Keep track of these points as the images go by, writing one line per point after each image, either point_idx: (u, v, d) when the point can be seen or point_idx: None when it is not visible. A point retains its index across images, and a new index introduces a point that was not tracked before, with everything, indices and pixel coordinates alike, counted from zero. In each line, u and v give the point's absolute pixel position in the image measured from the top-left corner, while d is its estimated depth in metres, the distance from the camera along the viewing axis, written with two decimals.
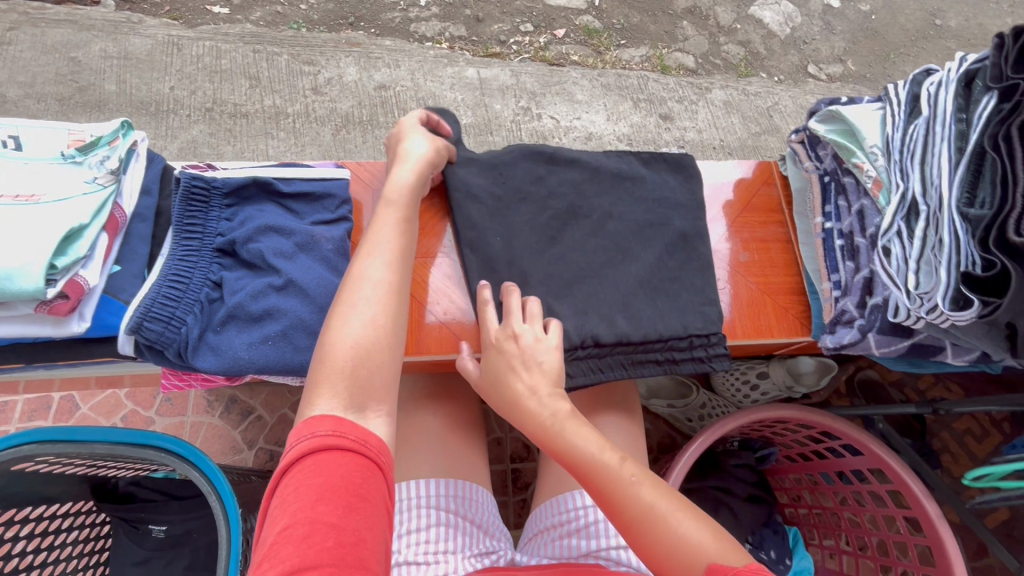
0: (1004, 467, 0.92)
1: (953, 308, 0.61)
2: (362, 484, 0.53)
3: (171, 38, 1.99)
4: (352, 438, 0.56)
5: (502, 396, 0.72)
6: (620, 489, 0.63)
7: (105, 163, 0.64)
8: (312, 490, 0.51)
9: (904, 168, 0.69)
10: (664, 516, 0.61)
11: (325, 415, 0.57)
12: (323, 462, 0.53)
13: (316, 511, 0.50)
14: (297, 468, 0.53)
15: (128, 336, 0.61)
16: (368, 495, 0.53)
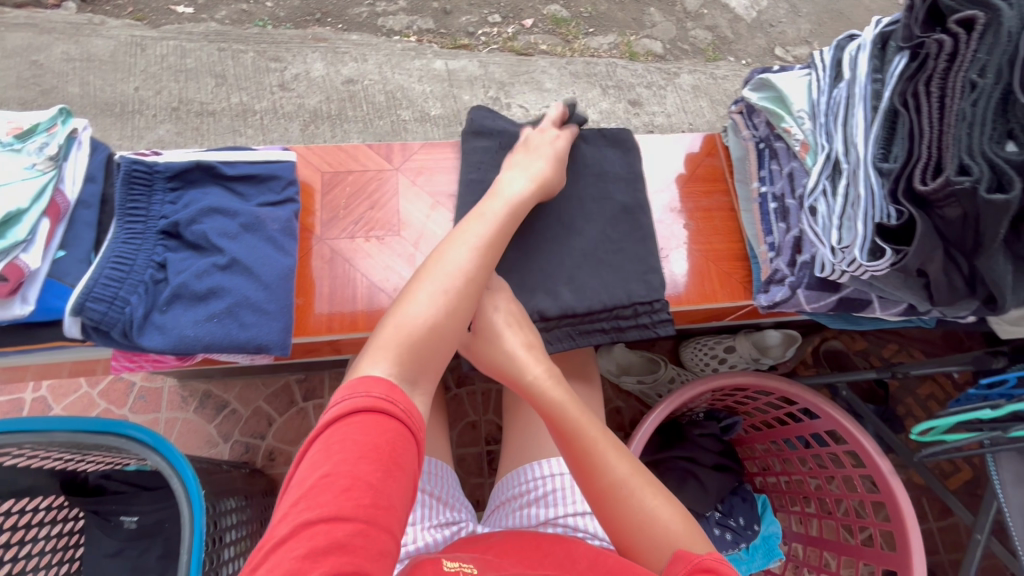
0: (948, 420, 0.95)
1: (870, 259, 0.63)
2: (403, 451, 0.53)
3: (134, 38, 1.98)
4: (401, 407, 0.56)
5: (491, 360, 0.75)
6: (602, 471, 0.67)
7: (44, 149, 0.65)
8: (357, 447, 0.51)
9: (828, 130, 0.72)
10: (640, 501, 0.65)
11: (380, 378, 0.57)
12: (372, 422, 0.53)
13: (356, 467, 0.50)
14: (347, 422, 0.53)
15: (74, 318, 0.62)
16: (404, 463, 0.53)
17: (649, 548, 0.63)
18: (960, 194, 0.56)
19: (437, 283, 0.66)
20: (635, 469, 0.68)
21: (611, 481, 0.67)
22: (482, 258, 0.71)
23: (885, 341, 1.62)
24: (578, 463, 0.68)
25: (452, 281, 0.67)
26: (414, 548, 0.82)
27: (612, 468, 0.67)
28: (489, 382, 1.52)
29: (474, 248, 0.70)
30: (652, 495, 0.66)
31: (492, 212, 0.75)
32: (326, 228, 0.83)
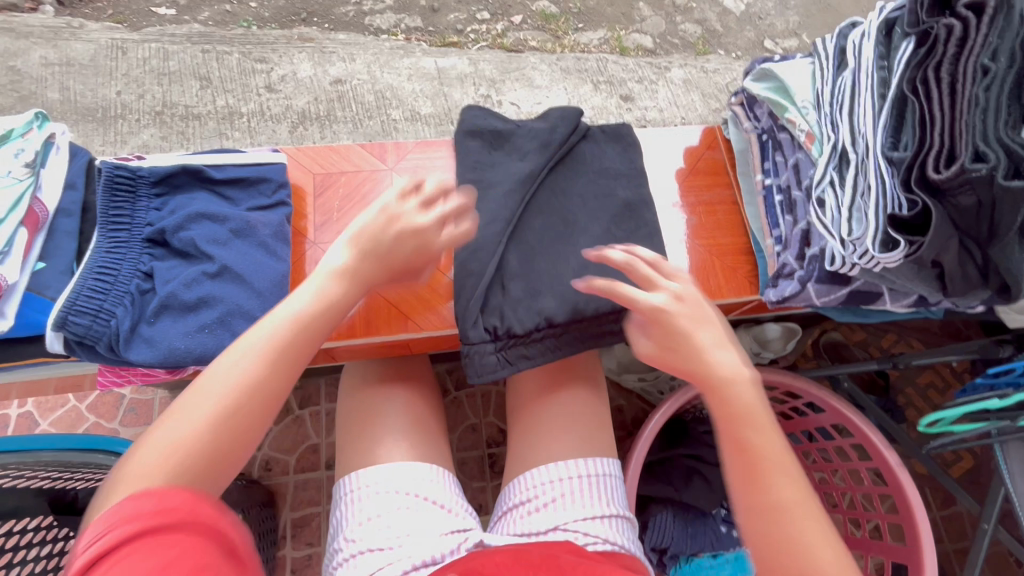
0: (956, 411, 0.94)
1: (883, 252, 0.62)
2: (202, 553, 0.47)
3: (115, 41, 1.93)
4: (181, 512, 0.47)
5: (678, 345, 0.65)
6: (769, 515, 0.55)
7: (20, 154, 0.62)
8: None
9: (835, 120, 0.70)
10: (812, 558, 0.53)
11: (144, 492, 0.48)
12: (151, 544, 0.45)
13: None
14: (115, 556, 0.44)
15: (56, 333, 0.59)
16: (214, 561, 0.47)
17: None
18: (976, 182, 0.55)
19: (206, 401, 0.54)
20: (808, 508, 0.55)
21: (771, 523, 0.55)
22: (268, 367, 0.57)
23: (884, 332, 1.62)
24: (739, 485, 0.58)
25: (220, 402, 0.54)
26: (420, 560, 0.80)
27: (773, 510, 0.55)
28: (488, 384, 1.50)
29: (261, 356, 0.57)
30: (825, 550, 0.53)
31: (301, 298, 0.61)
32: (320, 232, 0.80)
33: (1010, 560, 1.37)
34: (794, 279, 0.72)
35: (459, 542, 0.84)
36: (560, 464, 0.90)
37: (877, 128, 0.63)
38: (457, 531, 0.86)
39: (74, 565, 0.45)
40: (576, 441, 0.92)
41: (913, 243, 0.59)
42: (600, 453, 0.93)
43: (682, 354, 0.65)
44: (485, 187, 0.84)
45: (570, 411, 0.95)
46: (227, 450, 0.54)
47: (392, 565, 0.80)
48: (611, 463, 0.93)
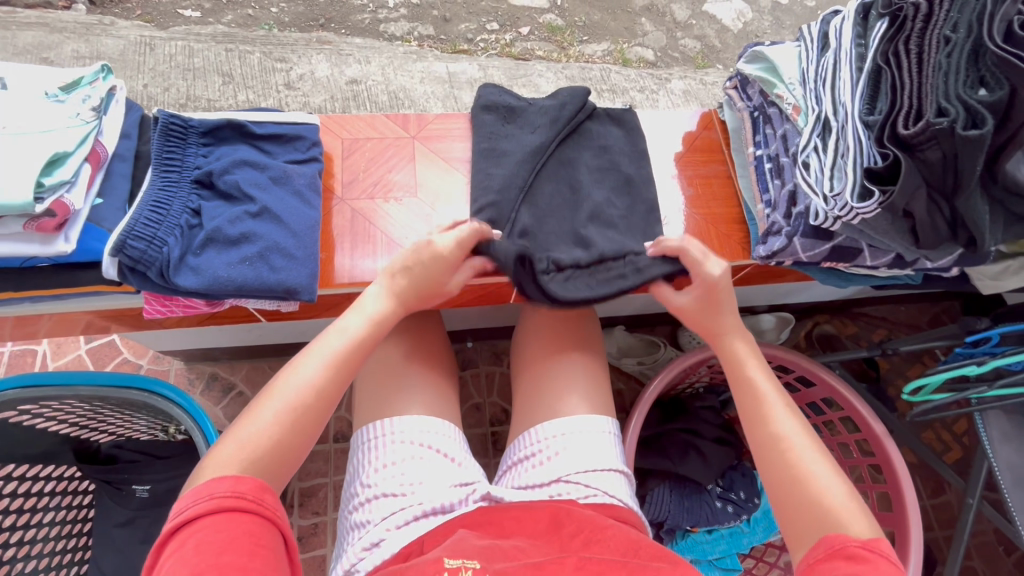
0: (935, 378, 0.99)
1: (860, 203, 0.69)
2: (262, 536, 0.57)
3: (143, 38, 2.03)
4: (249, 498, 0.58)
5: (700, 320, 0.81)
6: (772, 444, 0.71)
7: (87, 101, 0.69)
8: (214, 545, 0.54)
9: (818, 93, 0.78)
10: (802, 475, 0.67)
11: (224, 475, 0.59)
12: (221, 522, 0.56)
13: (219, 560, 0.53)
14: (196, 526, 0.55)
15: (112, 258, 0.65)
16: (268, 544, 0.56)
17: (805, 527, 0.65)
18: (940, 135, 0.62)
19: (281, 400, 0.66)
20: (803, 438, 0.70)
21: (773, 454, 0.70)
22: (332, 378, 0.69)
23: (875, 326, 1.68)
24: (749, 423, 0.75)
25: (294, 400, 0.66)
26: (431, 506, 0.85)
27: (773, 443, 0.71)
28: (492, 365, 1.55)
29: (323, 365, 0.69)
30: (817, 472, 0.67)
31: (354, 322, 0.73)
32: (346, 190, 0.87)
33: (997, 546, 1.41)
34: (781, 235, 0.79)
35: (467, 493, 0.89)
36: (561, 423, 0.94)
37: (855, 95, 0.70)
38: (465, 482, 0.90)
39: (165, 528, 0.56)
40: (579, 398, 0.97)
41: (884, 192, 0.66)
42: (601, 412, 0.97)
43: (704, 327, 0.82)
44: (499, 156, 0.91)
45: (575, 372, 1.00)
46: (303, 440, 0.66)
47: (404, 510, 0.85)
48: (610, 423, 0.98)
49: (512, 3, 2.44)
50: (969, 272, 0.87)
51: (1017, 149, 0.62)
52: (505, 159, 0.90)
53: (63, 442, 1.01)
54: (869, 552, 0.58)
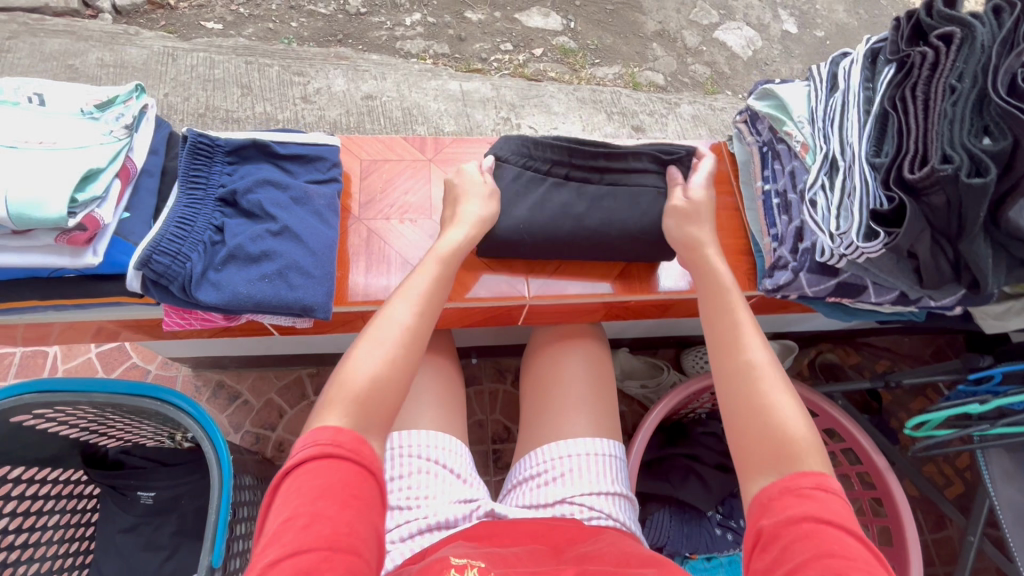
0: (938, 414, 1.00)
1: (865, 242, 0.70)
2: (358, 487, 0.61)
3: (167, 49, 2.08)
4: (347, 448, 0.62)
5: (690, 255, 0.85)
6: (746, 369, 0.71)
7: (120, 118, 0.71)
8: (313, 490, 0.59)
9: (826, 132, 0.80)
10: (770, 405, 0.68)
11: (328, 425, 0.64)
12: (323, 467, 0.60)
13: (315, 505, 0.58)
14: (301, 470, 0.60)
15: (137, 272, 0.67)
16: (361, 497, 0.61)
17: (762, 451, 0.65)
18: (944, 182, 0.64)
19: (378, 340, 0.71)
20: (773, 369, 0.71)
21: (741, 377, 0.71)
22: (419, 317, 0.76)
23: (878, 356, 1.69)
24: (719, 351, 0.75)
25: (393, 336, 0.72)
26: (435, 521, 0.87)
27: (743, 368, 0.72)
28: (496, 382, 1.56)
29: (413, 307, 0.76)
30: (784, 403, 0.68)
31: (428, 267, 0.81)
32: (363, 210, 0.89)
33: None
34: (787, 269, 0.81)
35: (470, 508, 0.89)
36: (565, 445, 0.95)
37: (862, 138, 0.72)
38: (467, 498, 0.91)
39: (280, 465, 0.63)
40: (585, 422, 0.97)
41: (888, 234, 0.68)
42: (605, 436, 0.97)
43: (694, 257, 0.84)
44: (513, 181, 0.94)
45: (581, 396, 1.00)
46: (409, 378, 0.72)
47: (410, 523, 0.87)
48: (615, 446, 0.98)
49: (526, 25, 2.50)
50: (972, 311, 0.88)
51: (1019, 198, 0.64)
52: (517, 185, 0.92)
53: (71, 446, 1.02)
54: (825, 495, 0.60)
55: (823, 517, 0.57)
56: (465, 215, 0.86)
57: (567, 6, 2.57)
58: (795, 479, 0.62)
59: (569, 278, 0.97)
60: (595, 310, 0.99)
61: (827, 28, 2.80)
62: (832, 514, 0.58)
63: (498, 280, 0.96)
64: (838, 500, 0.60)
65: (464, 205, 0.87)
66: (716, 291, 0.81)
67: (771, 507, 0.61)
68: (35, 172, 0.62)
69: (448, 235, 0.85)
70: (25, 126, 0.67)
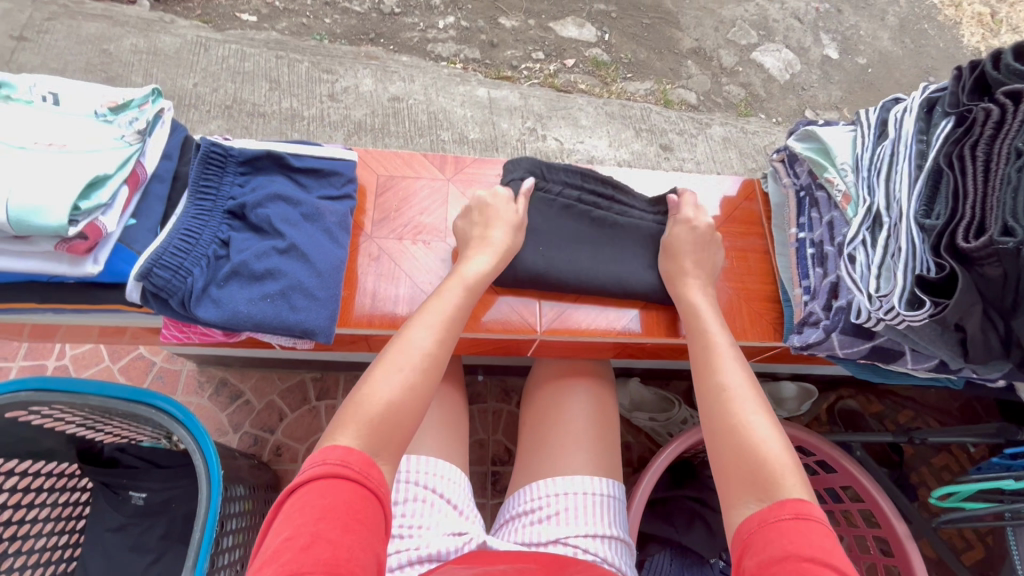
0: (968, 487, 0.93)
1: (908, 309, 0.65)
2: (362, 510, 0.57)
3: (200, 38, 2.09)
4: (354, 469, 0.58)
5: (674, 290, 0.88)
6: (721, 395, 0.72)
7: (134, 123, 0.69)
8: (314, 510, 0.55)
9: (871, 184, 0.75)
10: (743, 426, 0.68)
11: (337, 445, 0.60)
12: (328, 485, 0.57)
13: (317, 526, 0.53)
14: (304, 489, 0.56)
15: (136, 283, 0.64)
16: (367, 520, 0.56)
17: (732, 477, 0.65)
18: (1003, 254, 0.58)
19: (397, 365, 0.69)
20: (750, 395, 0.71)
21: (718, 404, 0.72)
22: (440, 341, 0.73)
23: (901, 406, 1.61)
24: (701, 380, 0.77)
25: (416, 357, 0.71)
26: (427, 552, 0.82)
27: (718, 394, 0.73)
28: (501, 402, 1.53)
29: (436, 329, 0.74)
30: (759, 426, 0.67)
31: (451, 292, 0.78)
32: (376, 227, 0.87)
33: None
34: (818, 327, 0.76)
35: (462, 541, 0.85)
36: (562, 482, 0.90)
37: (911, 197, 0.67)
38: (458, 530, 0.87)
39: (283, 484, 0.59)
40: (585, 460, 0.92)
41: (935, 303, 0.63)
42: (609, 477, 0.91)
43: (678, 291, 0.87)
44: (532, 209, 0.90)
45: (584, 432, 0.94)
46: (424, 407, 0.69)
47: (401, 552, 0.83)
48: (616, 484, 0.92)
49: (560, 35, 2.46)
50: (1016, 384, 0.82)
51: None
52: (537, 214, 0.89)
53: (67, 442, 1.00)
54: (804, 525, 0.56)
55: (805, 554, 0.53)
56: (491, 235, 0.83)
57: (602, 18, 2.53)
58: (778, 511, 0.58)
59: (584, 312, 0.92)
60: (605, 347, 0.94)
61: (870, 55, 2.70)
62: (806, 544, 0.54)
63: (511, 306, 0.91)
64: (817, 525, 0.56)
65: (493, 221, 0.84)
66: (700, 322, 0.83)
67: (751, 544, 0.58)
68: (40, 177, 0.60)
69: (470, 249, 0.83)
70: (37, 127, 0.65)
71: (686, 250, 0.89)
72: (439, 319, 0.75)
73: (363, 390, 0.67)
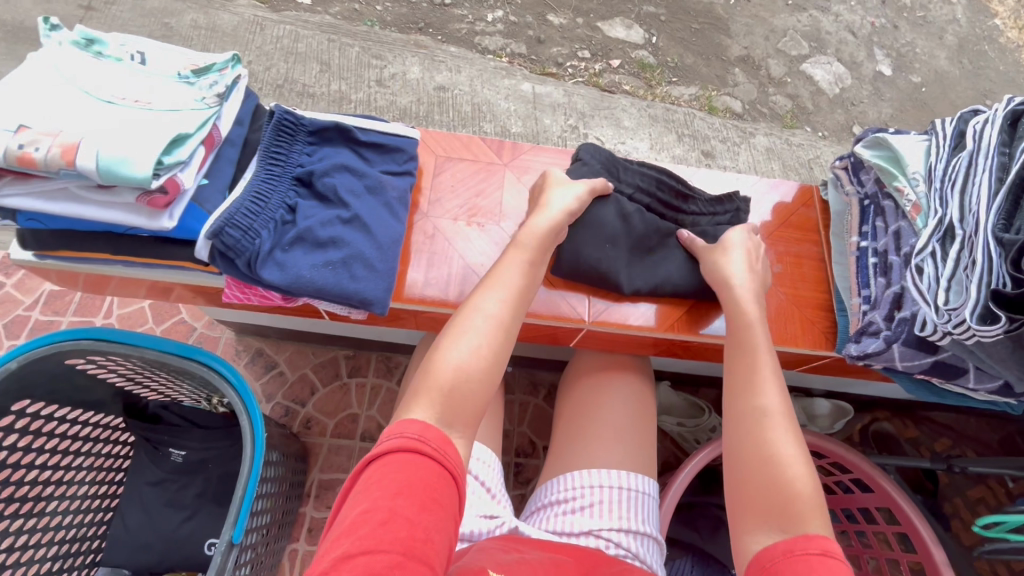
0: (1016, 517, 0.90)
1: (980, 325, 0.63)
2: (438, 490, 0.57)
3: (256, 18, 2.14)
4: (431, 446, 0.59)
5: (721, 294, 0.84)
6: (754, 417, 0.70)
7: (214, 86, 0.71)
8: (393, 485, 0.55)
9: (944, 196, 0.72)
10: (776, 456, 0.66)
11: (415, 419, 0.61)
12: (406, 461, 0.57)
13: (395, 501, 0.54)
14: (382, 462, 0.57)
15: (207, 242, 0.66)
16: (441, 501, 0.57)
17: (759, 508, 0.63)
18: None
19: (471, 336, 0.70)
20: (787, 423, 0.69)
21: (750, 425, 0.70)
22: (510, 311, 0.74)
23: (938, 434, 1.56)
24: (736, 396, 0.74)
25: (486, 327, 0.72)
26: (460, 533, 0.83)
27: (751, 417, 0.70)
28: (528, 395, 1.53)
29: (505, 301, 0.74)
30: (792, 459, 0.65)
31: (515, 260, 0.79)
32: (432, 206, 0.87)
33: None
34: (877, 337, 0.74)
35: (495, 524, 0.86)
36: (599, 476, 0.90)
37: (990, 209, 0.65)
38: (491, 513, 0.87)
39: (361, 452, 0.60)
40: (622, 458, 0.91)
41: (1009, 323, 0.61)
42: (644, 475, 0.91)
43: (726, 291, 0.84)
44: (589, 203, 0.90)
45: (622, 430, 0.94)
46: (495, 374, 0.70)
47: None
48: (650, 482, 0.91)
49: (607, 35, 2.45)
50: None
51: None
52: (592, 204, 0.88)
53: (114, 395, 1.04)
54: (832, 566, 0.54)
55: None
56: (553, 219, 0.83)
57: (651, 20, 2.51)
58: (802, 545, 0.57)
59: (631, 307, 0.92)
60: (646, 343, 0.94)
61: (924, 74, 2.62)
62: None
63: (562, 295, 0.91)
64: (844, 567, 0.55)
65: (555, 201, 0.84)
66: (743, 332, 0.80)
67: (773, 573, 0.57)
68: (128, 131, 0.62)
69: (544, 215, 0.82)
70: (124, 83, 0.67)
71: (739, 247, 0.87)
72: (507, 288, 0.76)
73: (435, 358, 0.69)
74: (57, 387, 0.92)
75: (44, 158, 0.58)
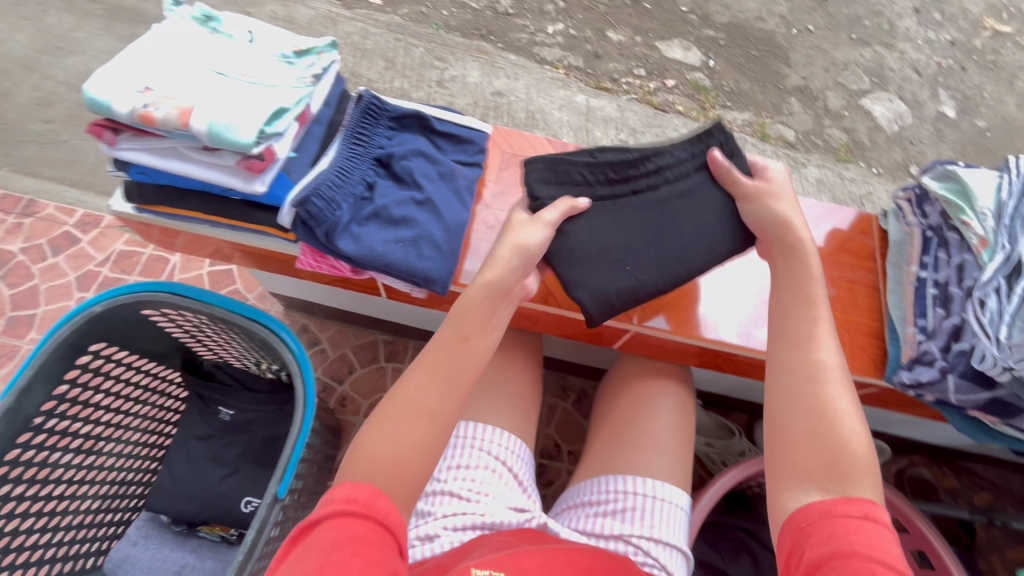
0: None
1: None
2: (370, 536, 0.59)
3: (331, 14, 2.25)
4: (360, 502, 0.61)
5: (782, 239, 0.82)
6: (811, 373, 0.70)
7: (312, 69, 0.76)
8: (325, 543, 0.57)
9: (1014, 233, 0.72)
10: (831, 412, 0.67)
11: (343, 485, 0.63)
12: (337, 521, 0.59)
13: (327, 558, 0.55)
14: (313, 528, 0.59)
15: (291, 209, 0.71)
16: (373, 547, 0.58)
17: (808, 457, 0.65)
18: None
19: (395, 417, 0.69)
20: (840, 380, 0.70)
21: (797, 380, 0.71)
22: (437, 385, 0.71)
23: (978, 488, 1.50)
24: (789, 348, 0.74)
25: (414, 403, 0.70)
26: (488, 521, 0.85)
27: (802, 374, 0.71)
28: (557, 398, 1.54)
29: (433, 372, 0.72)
30: (844, 417, 0.67)
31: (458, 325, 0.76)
32: (495, 199, 0.91)
33: None
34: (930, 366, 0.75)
35: (521, 516, 0.88)
36: (631, 483, 0.90)
37: None
38: (519, 506, 0.89)
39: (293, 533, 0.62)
40: (656, 464, 0.92)
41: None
42: (677, 486, 0.91)
43: (782, 237, 0.82)
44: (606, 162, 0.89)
45: (659, 436, 0.94)
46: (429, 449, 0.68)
47: (462, 515, 0.86)
48: (685, 497, 0.92)
49: (665, 55, 2.47)
50: None
51: None
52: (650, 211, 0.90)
53: (174, 349, 1.11)
54: (877, 533, 0.58)
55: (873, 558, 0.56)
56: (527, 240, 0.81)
57: (710, 44, 2.52)
58: (844, 507, 0.60)
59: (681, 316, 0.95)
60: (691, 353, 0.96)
61: (991, 119, 2.54)
62: (871, 547, 0.56)
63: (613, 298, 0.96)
64: (886, 532, 0.58)
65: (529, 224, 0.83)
66: (799, 282, 0.79)
67: (810, 532, 0.60)
68: (236, 101, 0.68)
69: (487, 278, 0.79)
70: (234, 58, 0.73)
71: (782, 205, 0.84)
72: (438, 360, 0.73)
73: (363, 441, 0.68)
74: (130, 334, 0.99)
75: (163, 118, 0.64)
